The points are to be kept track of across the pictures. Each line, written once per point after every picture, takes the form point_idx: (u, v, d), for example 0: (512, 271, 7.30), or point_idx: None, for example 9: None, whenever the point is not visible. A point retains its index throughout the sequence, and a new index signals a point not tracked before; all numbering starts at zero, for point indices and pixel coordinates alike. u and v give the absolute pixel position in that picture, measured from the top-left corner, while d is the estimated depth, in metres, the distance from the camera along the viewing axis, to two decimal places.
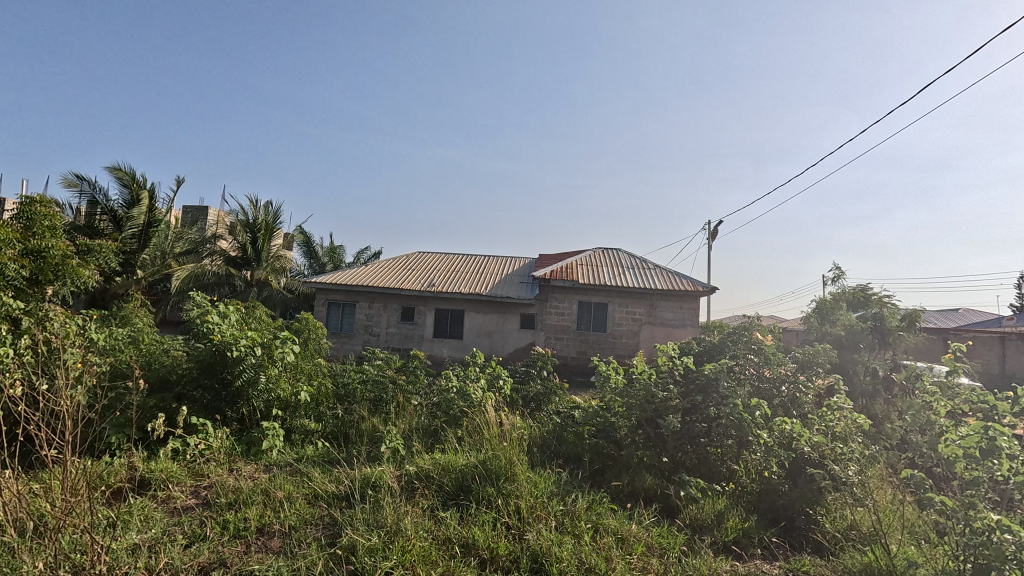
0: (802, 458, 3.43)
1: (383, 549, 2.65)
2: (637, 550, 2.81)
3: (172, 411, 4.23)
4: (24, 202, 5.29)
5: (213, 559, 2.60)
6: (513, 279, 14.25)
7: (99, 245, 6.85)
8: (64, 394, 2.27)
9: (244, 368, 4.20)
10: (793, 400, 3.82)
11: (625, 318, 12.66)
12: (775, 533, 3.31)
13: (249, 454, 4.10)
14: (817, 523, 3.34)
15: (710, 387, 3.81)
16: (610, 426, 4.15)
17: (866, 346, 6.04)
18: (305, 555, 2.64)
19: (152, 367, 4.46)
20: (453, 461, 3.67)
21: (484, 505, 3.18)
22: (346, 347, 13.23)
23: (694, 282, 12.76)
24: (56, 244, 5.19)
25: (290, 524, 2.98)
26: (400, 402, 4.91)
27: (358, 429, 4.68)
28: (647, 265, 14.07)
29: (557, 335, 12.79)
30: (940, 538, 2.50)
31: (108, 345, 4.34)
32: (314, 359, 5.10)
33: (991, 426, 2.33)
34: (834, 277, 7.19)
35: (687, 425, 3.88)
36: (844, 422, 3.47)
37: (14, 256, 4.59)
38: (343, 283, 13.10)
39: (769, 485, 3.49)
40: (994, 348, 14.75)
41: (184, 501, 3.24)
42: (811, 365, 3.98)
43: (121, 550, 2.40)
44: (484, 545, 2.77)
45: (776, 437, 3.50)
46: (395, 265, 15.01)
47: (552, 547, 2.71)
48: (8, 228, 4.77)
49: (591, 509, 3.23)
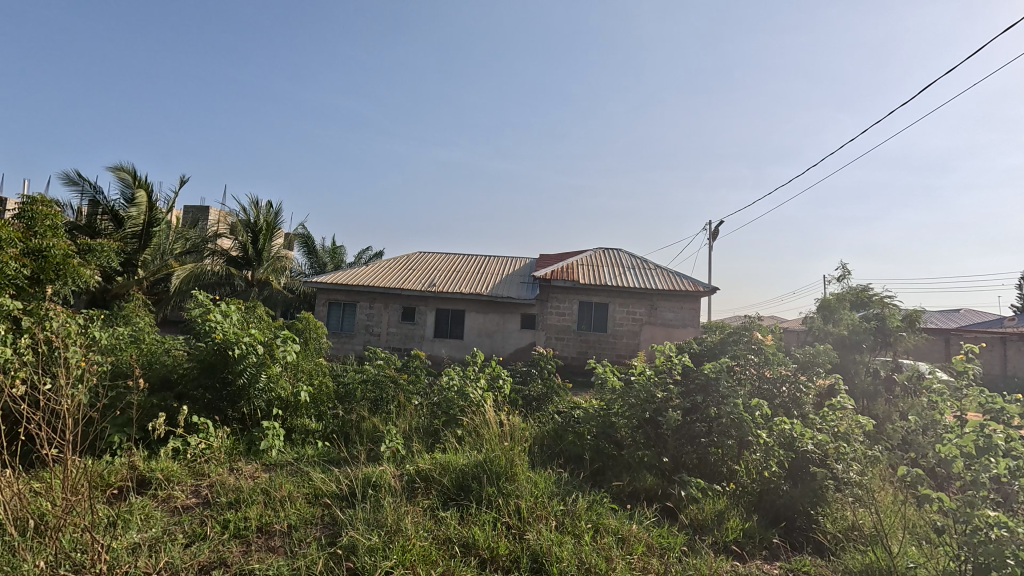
0: (804, 457, 3.43)
1: (382, 549, 2.64)
2: (637, 550, 2.81)
3: (172, 410, 4.23)
4: (25, 202, 5.30)
5: (213, 558, 2.60)
6: (513, 279, 14.26)
7: (100, 245, 6.86)
8: (64, 393, 2.27)
9: (245, 366, 4.22)
10: (794, 401, 3.82)
11: (625, 318, 12.66)
12: (776, 534, 3.30)
13: (249, 453, 4.10)
14: (818, 524, 3.34)
15: (710, 386, 3.80)
16: (610, 426, 4.16)
17: (868, 346, 6.03)
18: (305, 555, 2.64)
19: (152, 367, 4.47)
20: (453, 461, 3.67)
21: (484, 505, 3.18)
22: (346, 347, 13.23)
23: (694, 282, 12.77)
24: (57, 244, 5.20)
25: (290, 524, 2.98)
26: (400, 402, 4.90)
27: (358, 429, 4.67)
28: (647, 265, 14.07)
29: (557, 335, 12.80)
30: (941, 538, 2.50)
31: (108, 344, 4.35)
32: (314, 360, 5.11)
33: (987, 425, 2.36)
34: (839, 277, 7.14)
35: (687, 424, 3.88)
36: (845, 423, 3.47)
37: (16, 255, 4.59)
38: (343, 283, 13.12)
39: (769, 485, 3.49)
40: (994, 348, 14.73)
41: (184, 500, 3.23)
42: (811, 365, 3.97)
43: (121, 549, 2.40)
44: (484, 545, 2.77)
45: (776, 437, 3.49)
46: (396, 265, 15.00)
47: (552, 548, 2.71)
48: (9, 227, 4.77)
49: (591, 509, 3.23)
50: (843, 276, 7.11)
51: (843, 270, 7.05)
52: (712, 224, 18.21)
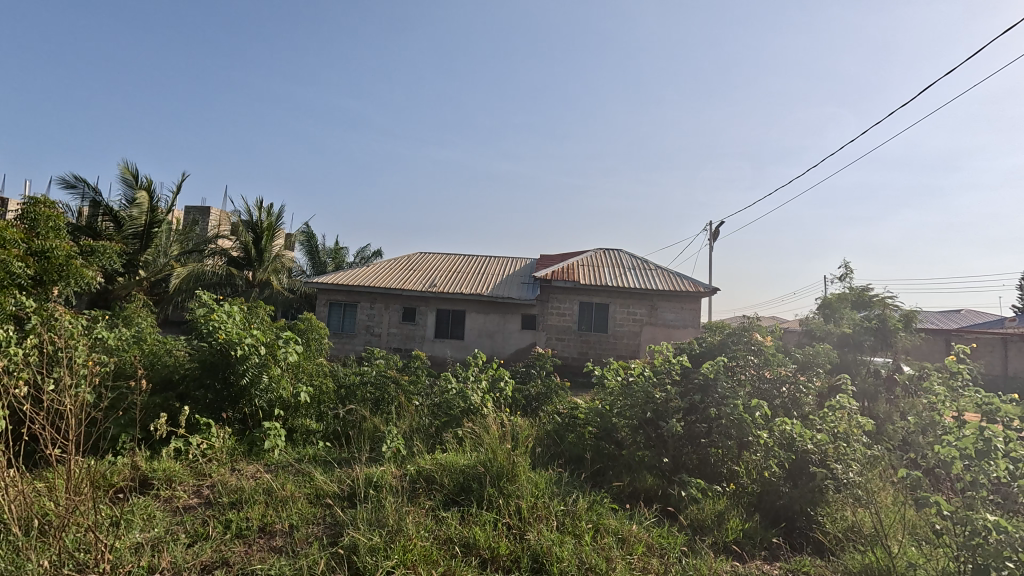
0: (804, 458, 3.45)
1: (383, 548, 2.66)
2: (637, 550, 2.82)
3: (174, 411, 4.25)
4: (28, 202, 5.33)
5: (215, 558, 2.62)
6: (513, 279, 14.32)
7: (103, 246, 6.91)
8: (68, 393, 2.29)
9: (247, 367, 4.24)
10: (794, 401, 3.84)
11: (625, 318, 12.68)
12: (776, 534, 3.33)
13: (251, 454, 4.12)
14: (818, 524, 3.35)
15: (710, 387, 3.81)
16: (611, 426, 4.11)
17: (869, 346, 6.05)
18: (307, 555, 2.65)
19: (154, 368, 4.49)
20: (454, 461, 3.69)
21: (485, 505, 3.20)
22: (347, 347, 13.26)
23: (694, 283, 12.80)
24: (60, 244, 5.22)
25: (291, 524, 2.99)
26: (401, 402, 4.91)
27: (359, 429, 4.69)
28: (647, 265, 14.10)
29: (557, 335, 12.81)
30: (941, 539, 2.50)
31: (111, 345, 4.37)
32: (315, 360, 5.13)
33: (987, 428, 2.38)
34: (840, 275, 7.15)
35: (687, 425, 3.88)
36: (845, 423, 3.46)
37: (18, 255, 4.62)
38: (344, 283, 13.14)
39: (769, 486, 3.50)
40: (995, 350, 14.71)
41: (186, 500, 3.25)
42: (811, 365, 4.00)
43: (124, 549, 2.42)
44: (484, 545, 2.78)
45: (776, 437, 3.53)
46: (397, 265, 15.09)
47: (552, 548, 2.72)
48: (12, 228, 4.80)
49: (592, 510, 3.24)
50: (845, 275, 7.13)
51: (846, 269, 7.05)
52: (712, 224, 17.94)
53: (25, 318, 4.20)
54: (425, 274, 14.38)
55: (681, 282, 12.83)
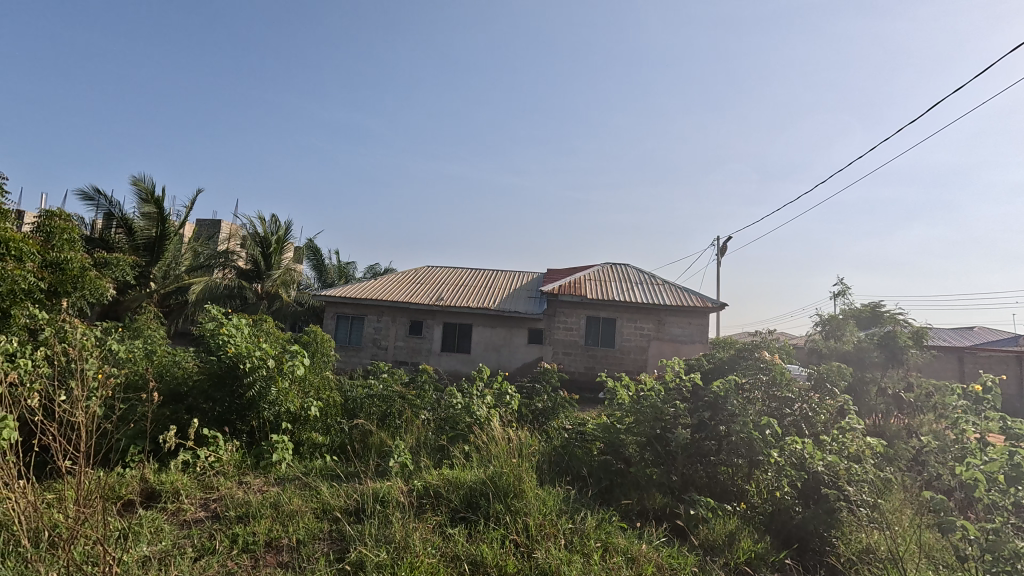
0: (816, 477, 3.36)
1: (391, 565, 2.64)
2: (648, 570, 2.78)
3: (184, 423, 4.28)
4: (45, 215, 5.42)
5: (221, 571, 2.62)
6: (522, 287, 14.93)
7: (116, 258, 7.03)
8: (78, 405, 2.27)
9: (256, 379, 4.25)
10: (806, 419, 3.79)
11: (633, 333, 12.59)
12: (787, 556, 3.27)
13: (257, 467, 4.10)
14: (832, 546, 3.25)
15: (719, 405, 3.78)
16: (619, 442, 4.06)
17: (875, 365, 6.04)
18: (314, 569, 2.65)
19: (164, 379, 4.52)
20: (462, 476, 3.65)
21: (493, 521, 3.16)
22: (353, 360, 13.31)
23: (703, 298, 12.72)
24: (76, 256, 5.32)
25: (298, 538, 2.98)
26: (407, 417, 4.92)
27: (366, 442, 4.70)
28: (656, 281, 14.05)
29: (565, 350, 12.73)
30: (962, 564, 2.41)
31: (123, 356, 4.44)
32: (322, 373, 5.17)
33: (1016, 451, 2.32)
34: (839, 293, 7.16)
35: (696, 442, 3.82)
36: (856, 444, 3.47)
37: (36, 268, 4.72)
38: (352, 296, 13.23)
39: (781, 506, 3.45)
40: (1009, 366, 14.40)
41: (194, 513, 3.25)
42: (825, 383, 4.01)
43: (132, 562, 2.40)
44: (492, 563, 2.74)
45: (787, 457, 3.44)
46: (406, 278, 15.18)
47: (561, 566, 2.69)
48: (29, 240, 4.90)
49: (600, 528, 3.19)
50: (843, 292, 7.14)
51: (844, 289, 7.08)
52: (720, 239, 18.17)
53: (40, 330, 4.33)
54: (433, 288, 14.45)
55: (690, 298, 12.77)
